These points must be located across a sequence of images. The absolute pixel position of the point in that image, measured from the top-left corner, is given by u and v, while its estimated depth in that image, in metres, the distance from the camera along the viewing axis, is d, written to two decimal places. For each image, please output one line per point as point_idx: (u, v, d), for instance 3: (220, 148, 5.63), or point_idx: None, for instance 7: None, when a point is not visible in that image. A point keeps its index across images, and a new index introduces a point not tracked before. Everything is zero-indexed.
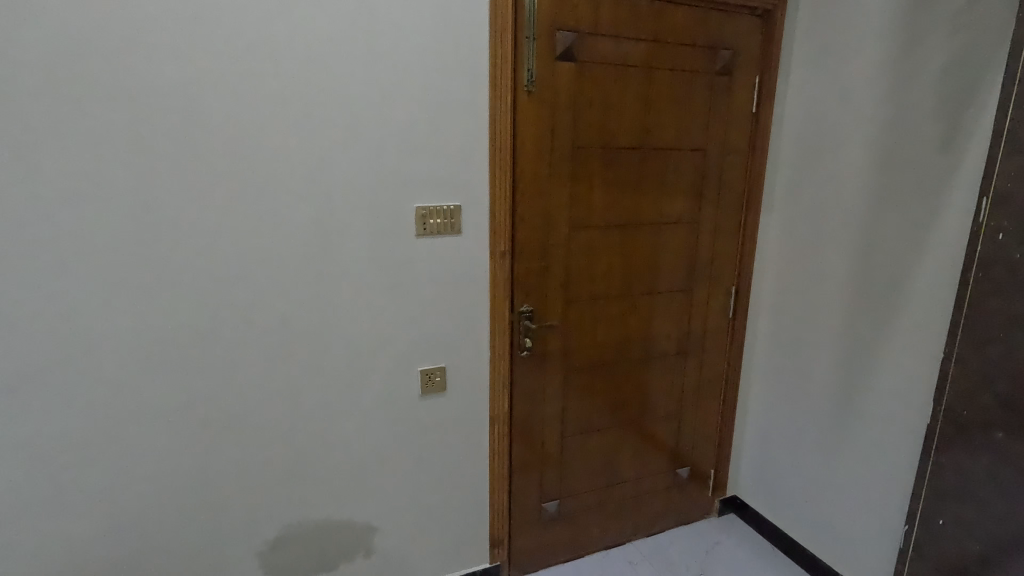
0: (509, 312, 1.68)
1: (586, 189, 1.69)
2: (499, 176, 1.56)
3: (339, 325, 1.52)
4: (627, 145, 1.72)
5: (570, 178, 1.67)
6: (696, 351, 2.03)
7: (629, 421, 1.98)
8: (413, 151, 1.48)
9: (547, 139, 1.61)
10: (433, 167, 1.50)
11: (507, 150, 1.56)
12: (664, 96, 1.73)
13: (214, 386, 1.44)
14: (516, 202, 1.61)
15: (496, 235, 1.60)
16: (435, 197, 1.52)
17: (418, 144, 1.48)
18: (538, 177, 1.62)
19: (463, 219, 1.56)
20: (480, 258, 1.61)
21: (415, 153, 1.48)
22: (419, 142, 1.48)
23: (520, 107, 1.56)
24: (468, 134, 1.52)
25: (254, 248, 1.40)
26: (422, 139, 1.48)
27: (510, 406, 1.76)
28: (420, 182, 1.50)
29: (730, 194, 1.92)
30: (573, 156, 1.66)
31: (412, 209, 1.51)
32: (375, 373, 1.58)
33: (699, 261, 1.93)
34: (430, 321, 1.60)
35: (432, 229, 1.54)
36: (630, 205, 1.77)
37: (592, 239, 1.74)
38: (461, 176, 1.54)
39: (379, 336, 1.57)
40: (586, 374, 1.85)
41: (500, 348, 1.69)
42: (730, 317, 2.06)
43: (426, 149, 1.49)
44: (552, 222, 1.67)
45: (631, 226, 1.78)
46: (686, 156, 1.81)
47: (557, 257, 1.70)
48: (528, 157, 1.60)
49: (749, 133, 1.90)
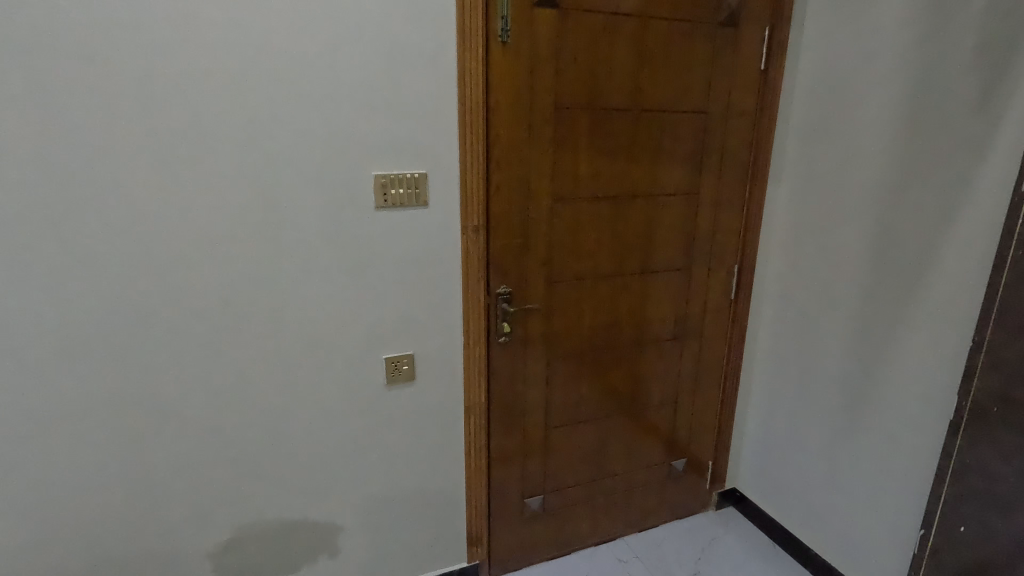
0: (484, 294, 1.51)
1: (572, 159, 1.51)
2: (472, 142, 1.38)
3: (291, 309, 1.36)
4: (618, 107, 1.52)
5: (552, 145, 1.48)
6: (694, 334, 1.86)
7: (620, 411, 1.83)
8: (371, 111, 1.29)
9: (525, 100, 1.42)
10: (394, 130, 1.32)
11: (480, 111, 1.37)
12: (659, 50, 1.52)
13: (150, 381, 1.28)
14: (491, 171, 1.43)
15: (468, 210, 1.43)
16: (398, 165, 1.34)
17: (376, 103, 1.29)
18: (517, 143, 1.44)
19: (430, 189, 1.39)
20: (450, 232, 1.43)
21: (373, 113, 1.29)
22: (377, 100, 1.29)
23: (493, 61, 1.36)
24: (435, 92, 1.33)
25: (187, 222, 1.22)
26: (380, 97, 1.29)
27: (487, 396, 1.60)
28: (381, 147, 1.32)
29: (735, 162, 1.73)
30: (556, 120, 1.47)
31: (372, 176, 1.33)
32: (335, 361, 1.43)
33: (698, 238, 1.75)
34: (396, 305, 1.44)
35: (396, 200, 1.36)
36: (622, 175, 1.58)
37: (577, 214, 1.56)
38: (428, 140, 1.35)
39: (337, 321, 1.40)
40: (573, 361, 1.69)
41: (474, 334, 1.53)
42: (732, 299, 1.89)
43: (386, 109, 1.30)
44: (532, 195, 1.49)
45: (622, 198, 1.60)
46: (685, 118, 1.62)
47: (539, 234, 1.53)
48: (505, 121, 1.41)
49: (757, 95, 1.70)
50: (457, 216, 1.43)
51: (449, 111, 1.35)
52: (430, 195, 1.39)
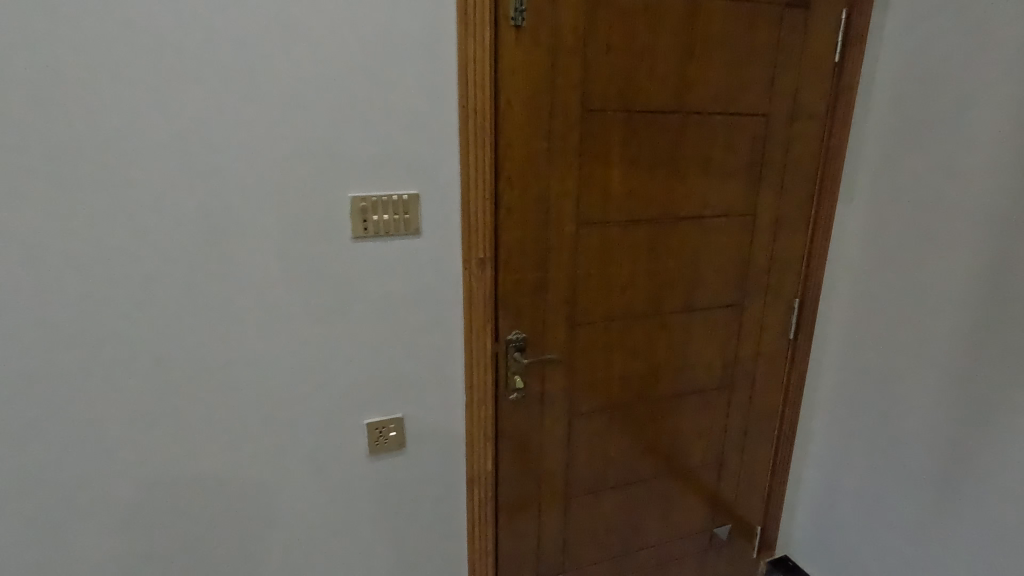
0: (492, 342, 1.21)
1: (602, 174, 1.21)
2: (477, 154, 1.09)
3: (248, 366, 1.07)
4: (661, 109, 1.22)
5: (579, 157, 1.18)
6: (745, 381, 1.55)
7: (655, 474, 1.53)
8: (347, 115, 1.01)
9: (544, 100, 1.12)
10: (376, 139, 1.03)
11: (488, 116, 1.08)
12: (711, 36, 1.22)
13: (63, 465, 1.00)
14: (501, 190, 1.13)
15: (472, 240, 1.13)
16: (382, 184, 1.06)
17: (353, 105, 1.01)
18: (534, 156, 1.14)
19: (424, 214, 1.10)
20: (449, 267, 1.15)
21: (350, 118, 1.01)
22: (354, 103, 1.01)
23: (505, 51, 1.06)
24: (429, 91, 1.04)
25: (108, 259, 0.94)
26: (358, 98, 1.00)
27: (495, 464, 1.31)
28: (360, 162, 1.03)
29: (800, 175, 1.42)
30: (583, 124, 1.16)
31: (349, 197, 1.04)
32: (304, 428, 1.14)
33: (753, 267, 1.44)
34: (381, 357, 1.15)
35: (381, 227, 1.07)
36: (663, 193, 1.28)
37: (608, 242, 1.26)
38: (419, 153, 1.07)
39: (308, 380, 1.12)
40: (600, 418, 1.39)
41: (479, 392, 1.23)
42: (790, 339, 1.57)
43: (366, 113, 1.02)
44: (553, 220, 1.19)
45: (663, 222, 1.30)
46: (741, 123, 1.31)
47: (561, 267, 1.23)
48: (518, 128, 1.11)
49: (828, 94, 1.38)
50: (458, 247, 1.14)
51: (447, 115, 1.07)
52: (423, 221, 1.10)
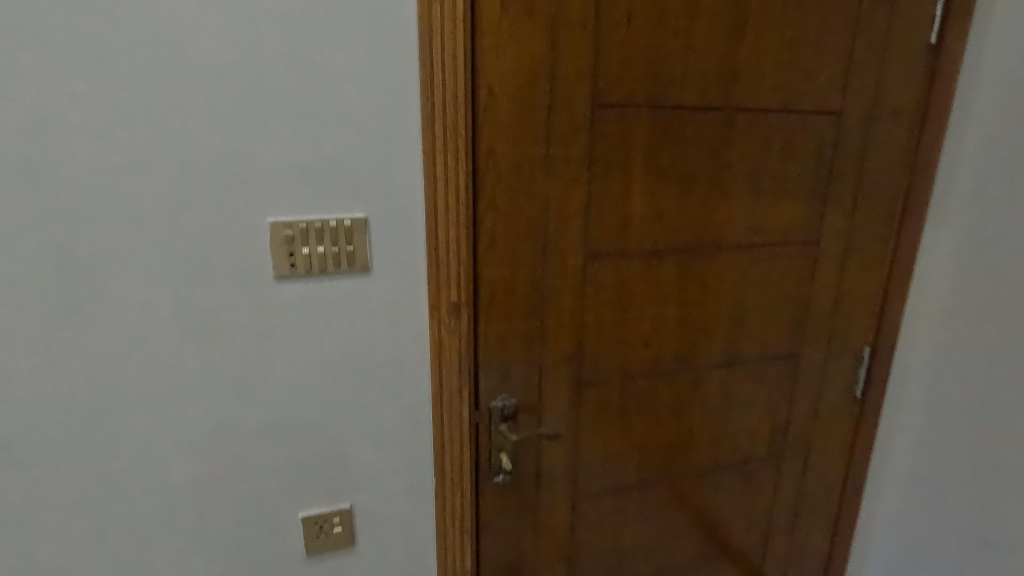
0: (471, 411, 0.92)
1: (620, 192, 0.91)
2: (448, 166, 0.80)
3: (135, 448, 0.79)
4: (701, 104, 0.91)
5: (589, 169, 0.88)
6: (798, 449, 1.23)
7: (681, 564, 1.21)
8: (262, 112, 0.73)
9: (542, 92, 0.82)
10: (305, 145, 0.75)
11: (463, 113, 0.78)
12: (770, 8, 0.91)
13: None
14: (482, 213, 0.84)
15: (443, 280, 0.84)
16: (316, 205, 0.78)
17: (271, 97, 0.73)
18: (527, 167, 0.84)
19: (375, 246, 0.81)
20: (412, 314, 0.86)
21: (267, 115, 0.73)
22: (272, 94, 0.73)
23: (486, 22, 0.77)
24: (378, 78, 0.76)
25: None
26: (278, 87, 0.73)
27: (475, 562, 1.01)
28: (282, 176, 0.76)
29: (878, 192, 1.10)
30: (596, 125, 0.86)
31: (268, 224, 0.76)
32: (215, 527, 0.86)
33: (813, 309, 1.13)
34: (322, 434, 0.87)
35: (315, 264, 0.79)
36: (700, 216, 0.97)
37: (625, 279, 0.96)
38: (366, 164, 0.78)
39: (219, 464, 0.84)
40: (612, 501, 1.09)
41: (453, 474, 0.94)
42: (857, 397, 1.24)
43: (290, 108, 0.74)
44: (552, 252, 0.90)
45: (698, 253, 0.99)
46: (805, 124, 0.99)
47: (562, 313, 0.93)
48: (507, 129, 0.82)
49: (919, 87, 1.06)
50: (423, 288, 0.85)
51: (405, 112, 0.78)
52: (375, 255, 0.82)
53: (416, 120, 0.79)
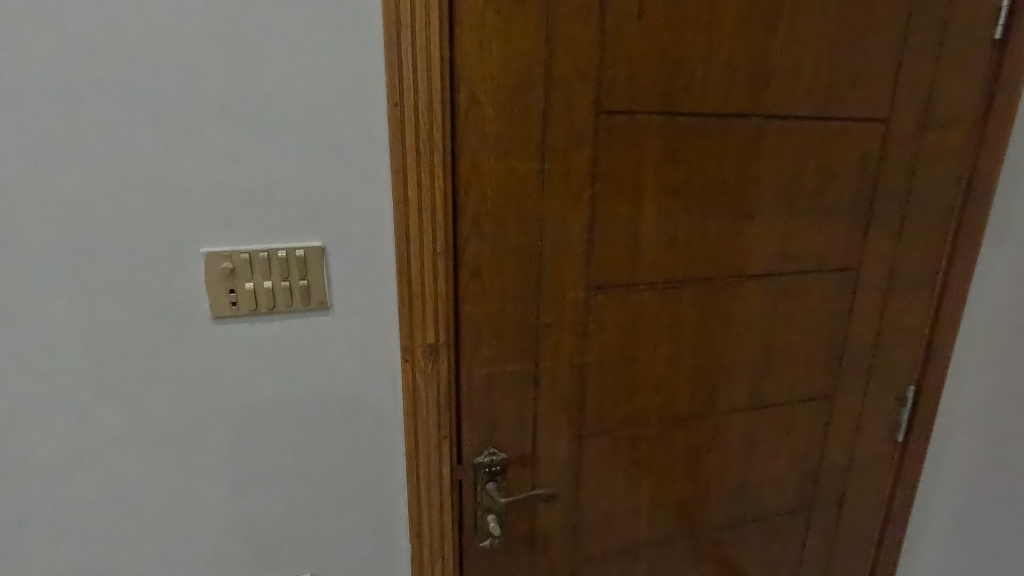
0: (451, 469, 0.79)
1: (629, 214, 0.77)
2: (421, 185, 0.66)
3: (52, 516, 0.68)
4: (725, 111, 0.77)
5: (591, 187, 0.74)
6: (829, 500, 1.09)
7: None
8: (192, 121, 0.60)
9: (534, 95, 0.68)
10: (248, 161, 0.62)
11: (439, 122, 0.65)
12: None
13: None
14: (463, 241, 0.71)
15: (415, 319, 0.71)
16: (262, 232, 0.65)
17: (203, 105, 0.60)
18: (517, 185, 0.71)
19: (335, 281, 0.68)
20: (381, 359, 0.73)
21: (198, 126, 0.60)
22: (204, 100, 0.60)
23: (467, 14, 0.64)
24: (336, 80, 0.63)
25: None
26: (210, 91, 0.59)
27: None
28: (219, 198, 0.63)
29: (929, 212, 0.95)
30: (600, 135, 0.72)
31: (203, 256, 0.64)
32: None
33: (850, 345, 0.98)
34: (275, 498, 0.74)
35: (262, 302, 0.66)
36: (722, 241, 0.83)
37: (634, 314, 0.82)
38: (323, 183, 0.65)
39: (152, 534, 0.72)
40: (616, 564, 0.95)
41: (430, 541, 0.81)
42: (898, 443, 1.09)
43: (226, 116, 0.61)
44: (547, 284, 0.76)
45: (718, 283, 0.85)
46: (847, 133, 0.85)
47: (559, 354, 0.80)
48: (492, 140, 0.68)
49: (982, 88, 0.90)
50: (395, 327, 0.72)
51: (370, 121, 0.65)
52: (335, 290, 0.69)
53: (382, 131, 0.65)
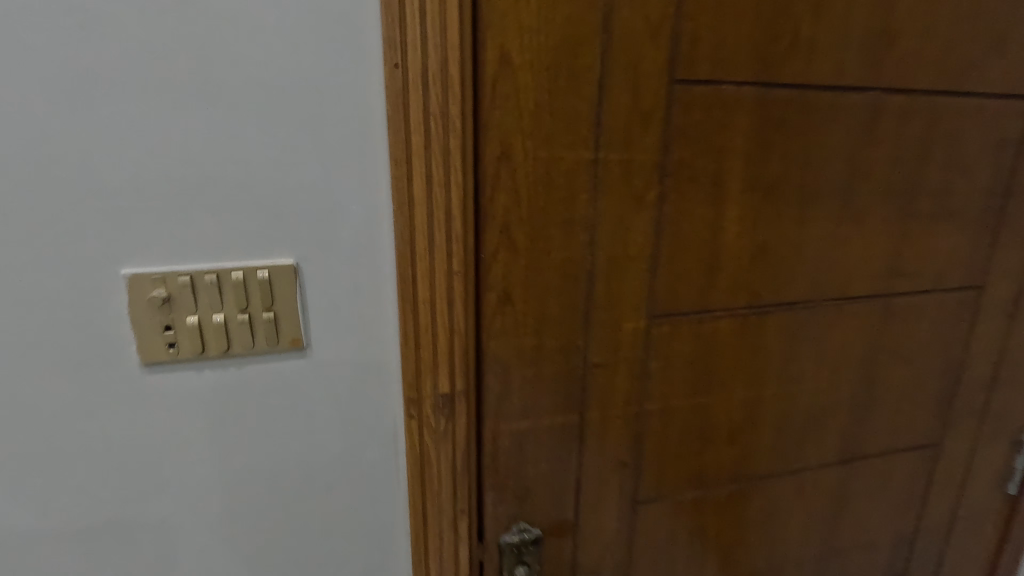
0: (469, 551, 0.60)
1: (706, 220, 0.58)
2: (433, 181, 0.48)
3: None
4: (836, 82, 0.58)
5: (659, 183, 0.55)
6: (924, 564, 0.89)
7: None
8: (109, 90, 0.42)
9: (587, 57, 0.49)
10: (191, 148, 0.44)
11: (457, 92, 0.46)
12: None
13: None
14: (487, 255, 0.52)
15: (424, 361, 0.53)
16: (213, 247, 0.47)
17: (124, 66, 0.42)
18: (562, 181, 0.52)
19: (315, 312, 0.50)
20: (377, 414, 0.55)
21: (117, 97, 0.42)
22: (124, 60, 0.41)
23: None
24: (314, 32, 0.44)
25: None
26: (132, 46, 0.41)
27: None
28: (152, 199, 0.44)
29: None
30: (674, 113, 0.53)
31: (128, 280, 0.46)
32: None
33: (963, 380, 0.79)
34: None
35: (212, 343, 0.48)
36: (821, 252, 0.64)
37: (707, 348, 0.63)
38: (297, 178, 0.47)
39: None
40: None
41: None
42: (1010, 496, 0.90)
43: (158, 83, 0.42)
44: (597, 312, 0.57)
45: (813, 307, 0.66)
46: (983, 113, 0.65)
47: (611, 401, 0.61)
48: (528, 119, 0.49)
49: None
50: (397, 372, 0.54)
51: (362, 92, 0.46)
52: (315, 324, 0.50)
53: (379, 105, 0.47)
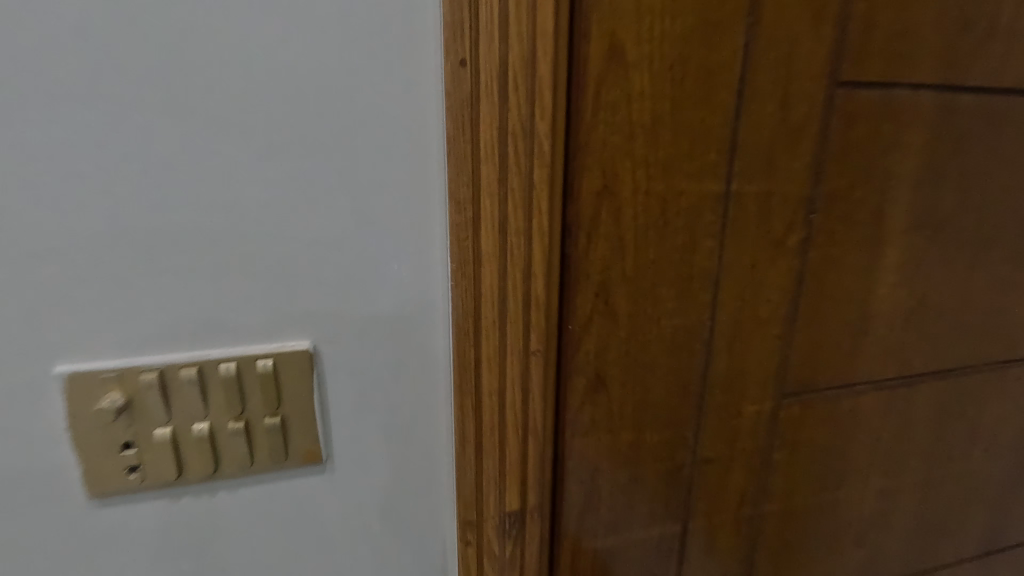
0: None
1: (857, 269, 0.43)
2: (509, 230, 0.34)
3: None
4: None
5: (805, 224, 0.40)
6: None
7: None
8: (47, 107, 0.29)
9: (727, 51, 0.35)
10: (165, 188, 0.31)
11: (548, 103, 0.32)
12: None
13: None
14: (577, 326, 0.37)
15: (487, 472, 0.38)
16: (195, 325, 0.33)
17: (64, 71, 0.28)
18: (681, 225, 0.37)
19: (335, 409, 0.36)
20: (419, 534, 0.40)
21: (54, 118, 0.29)
22: (66, 62, 0.28)
23: None
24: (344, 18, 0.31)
25: None
26: (79, 42, 0.28)
27: None
28: (110, 260, 0.31)
29: None
30: (831, 129, 0.39)
31: (62, 383, 0.32)
32: None
33: None
34: None
35: (190, 463, 0.34)
36: (990, 305, 0.49)
37: (843, 431, 0.48)
38: (316, 229, 0.33)
39: None
40: None
41: None
42: None
43: (114, 95, 0.29)
44: (713, 394, 0.43)
45: (972, 373, 0.51)
46: None
47: (722, 507, 0.46)
48: (643, 139, 0.35)
49: None
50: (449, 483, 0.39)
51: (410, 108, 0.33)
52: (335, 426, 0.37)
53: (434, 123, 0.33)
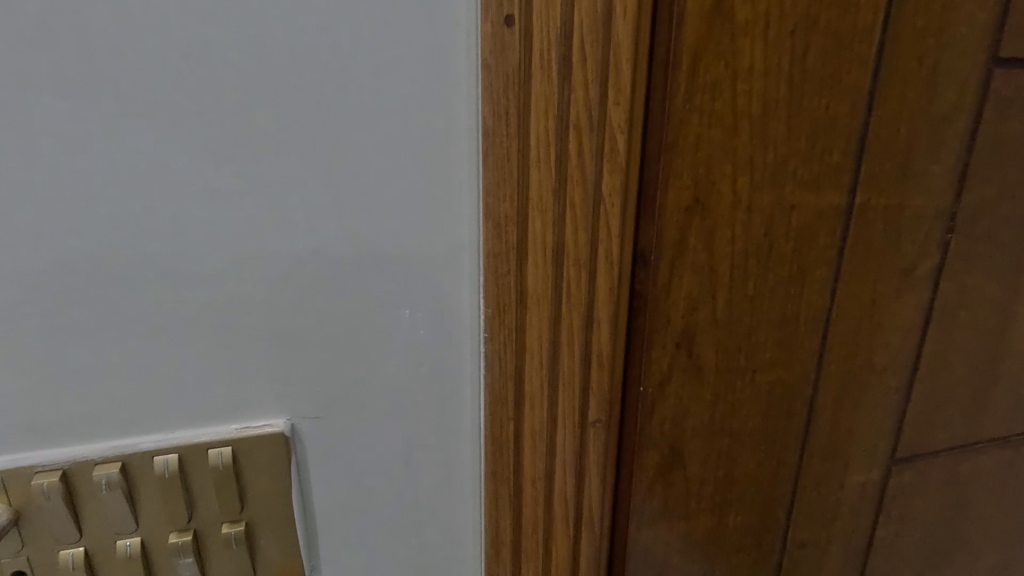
0: None
1: (993, 301, 0.34)
2: (565, 255, 0.27)
3: None
4: None
5: (939, 248, 0.31)
6: None
7: None
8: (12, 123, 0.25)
9: (866, 13, 0.25)
10: (150, 225, 0.28)
11: (627, 83, 0.23)
12: None
13: None
14: (651, 387, 0.28)
15: (526, 527, 0.33)
16: (187, 365, 0.30)
17: (25, 95, 0.25)
18: (789, 251, 0.28)
19: (316, 455, 0.33)
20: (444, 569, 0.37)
21: (37, 113, 0.26)
22: (28, 70, 0.25)
23: None
24: (373, 23, 0.27)
25: None
26: (43, 57, 0.25)
27: None
28: (79, 315, 0.29)
29: None
30: (984, 121, 0.29)
31: (1, 478, 0.30)
32: None
33: None
34: None
35: (155, 558, 0.33)
36: None
37: (959, 500, 0.39)
38: (320, 264, 0.30)
39: None
40: None
41: None
42: None
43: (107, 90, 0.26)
44: (813, 465, 0.33)
45: None
46: None
47: None
48: (749, 135, 0.25)
49: None
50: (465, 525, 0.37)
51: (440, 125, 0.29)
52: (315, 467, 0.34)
53: (467, 142, 0.29)
